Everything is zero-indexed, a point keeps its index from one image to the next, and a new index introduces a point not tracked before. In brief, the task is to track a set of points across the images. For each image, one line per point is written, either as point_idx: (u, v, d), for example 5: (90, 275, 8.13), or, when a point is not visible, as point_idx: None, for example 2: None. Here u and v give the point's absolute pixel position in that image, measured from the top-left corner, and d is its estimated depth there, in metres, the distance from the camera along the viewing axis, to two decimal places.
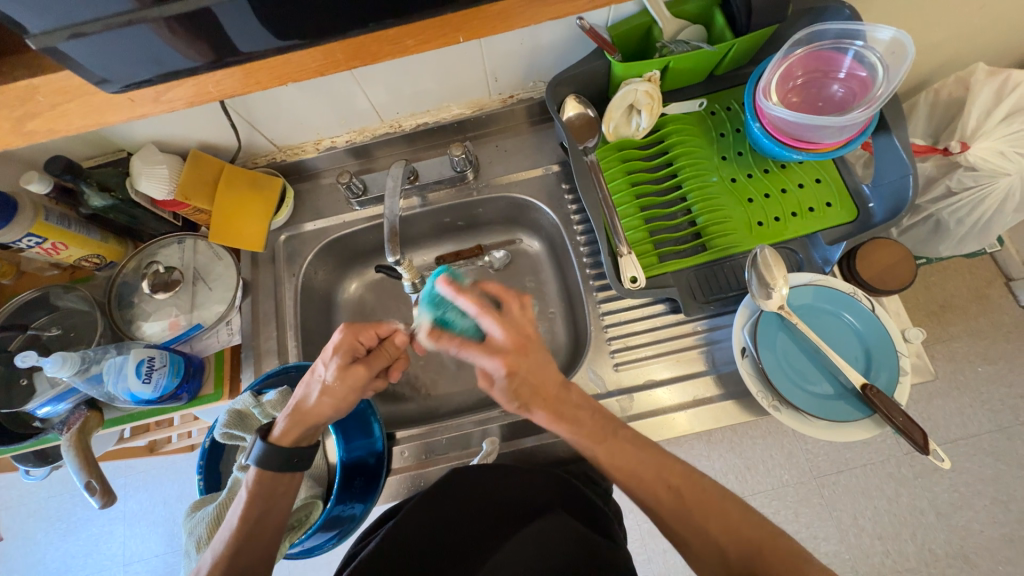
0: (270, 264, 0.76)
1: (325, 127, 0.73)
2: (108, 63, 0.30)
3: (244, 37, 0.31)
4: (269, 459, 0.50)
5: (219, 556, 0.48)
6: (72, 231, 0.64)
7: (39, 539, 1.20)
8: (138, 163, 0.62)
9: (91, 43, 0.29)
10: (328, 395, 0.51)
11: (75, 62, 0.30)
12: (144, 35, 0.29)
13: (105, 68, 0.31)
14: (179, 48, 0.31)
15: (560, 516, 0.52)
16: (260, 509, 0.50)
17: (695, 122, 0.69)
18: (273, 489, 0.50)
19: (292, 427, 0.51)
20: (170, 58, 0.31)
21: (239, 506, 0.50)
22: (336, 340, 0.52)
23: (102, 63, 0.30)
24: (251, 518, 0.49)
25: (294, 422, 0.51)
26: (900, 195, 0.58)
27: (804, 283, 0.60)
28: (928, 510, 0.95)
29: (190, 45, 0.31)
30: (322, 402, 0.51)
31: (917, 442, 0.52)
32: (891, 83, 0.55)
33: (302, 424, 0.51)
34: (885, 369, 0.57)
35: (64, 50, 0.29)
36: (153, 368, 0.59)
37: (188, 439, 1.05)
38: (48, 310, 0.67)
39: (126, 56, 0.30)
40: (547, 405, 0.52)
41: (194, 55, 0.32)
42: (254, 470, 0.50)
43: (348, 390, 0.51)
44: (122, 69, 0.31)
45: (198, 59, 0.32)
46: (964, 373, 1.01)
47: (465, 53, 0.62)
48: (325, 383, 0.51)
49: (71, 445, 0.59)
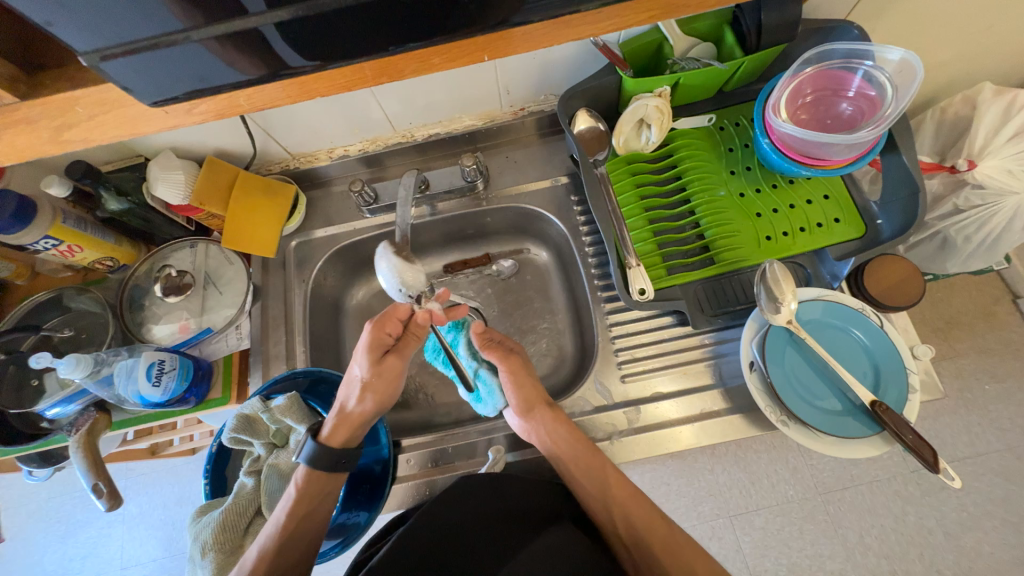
0: (281, 270, 0.76)
1: (338, 136, 0.74)
2: (146, 82, 0.31)
3: (281, 55, 0.32)
4: (319, 458, 0.53)
5: (265, 552, 0.50)
6: (88, 234, 0.65)
7: (37, 540, 1.19)
8: (155, 169, 0.63)
9: (138, 56, 0.29)
10: (372, 389, 0.55)
11: (117, 74, 0.30)
12: (180, 54, 0.30)
13: (141, 86, 0.32)
14: (216, 64, 0.32)
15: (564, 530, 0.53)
16: (304, 509, 0.52)
17: (703, 137, 0.70)
18: (319, 488, 0.53)
19: (344, 429, 0.55)
20: (209, 71, 0.32)
21: (285, 504, 0.52)
22: (366, 340, 0.55)
23: (138, 82, 0.31)
24: (297, 514, 0.52)
25: (344, 424, 0.55)
26: (909, 211, 0.59)
27: (813, 298, 0.61)
28: (935, 530, 0.94)
29: (224, 60, 0.32)
30: (367, 397, 0.54)
31: (926, 460, 0.52)
32: (900, 102, 0.56)
33: (353, 426, 0.55)
34: (894, 386, 0.56)
35: (102, 69, 0.30)
36: (162, 371, 0.60)
37: (190, 441, 1.05)
38: (60, 311, 0.68)
39: (161, 77, 0.31)
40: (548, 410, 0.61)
41: (232, 70, 0.33)
42: (304, 468, 0.53)
43: (388, 380, 0.55)
44: (158, 89, 0.32)
45: (230, 76, 0.33)
46: (972, 391, 1.01)
47: (479, 67, 0.64)
48: (363, 380, 0.54)
49: (79, 447, 0.59)
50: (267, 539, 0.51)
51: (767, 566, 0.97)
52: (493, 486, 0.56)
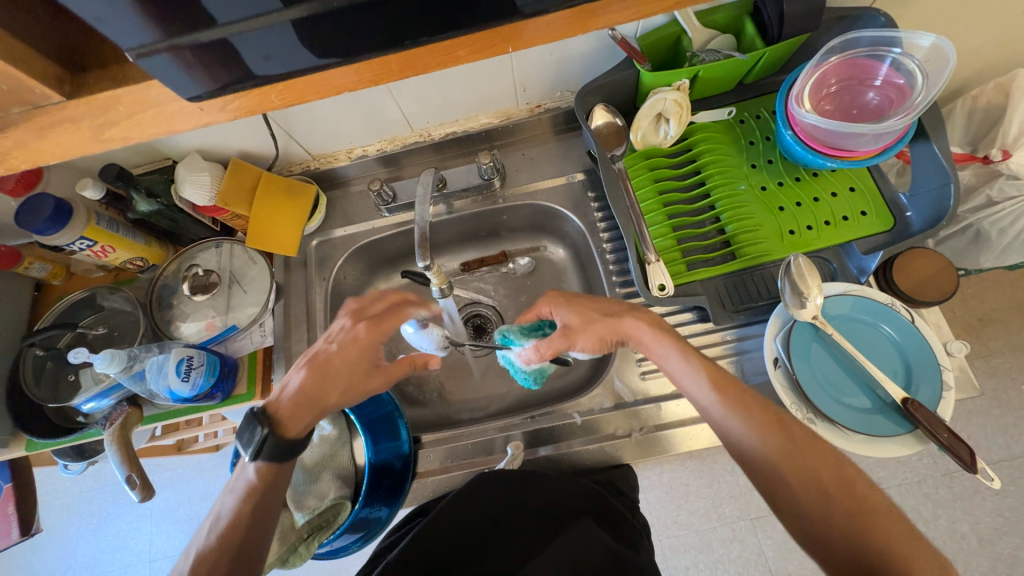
0: (302, 269, 0.78)
1: (357, 137, 0.75)
2: (180, 80, 0.33)
3: (310, 51, 0.33)
4: (277, 450, 0.50)
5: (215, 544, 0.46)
6: (120, 235, 0.67)
7: (71, 532, 1.24)
8: (183, 171, 0.66)
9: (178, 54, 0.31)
10: (342, 383, 0.55)
11: (157, 72, 0.32)
12: (215, 50, 0.32)
13: (175, 84, 0.33)
14: (247, 59, 0.33)
15: (588, 526, 0.52)
16: (261, 495, 0.49)
17: (723, 130, 0.69)
18: (276, 479, 0.50)
19: (302, 411, 0.53)
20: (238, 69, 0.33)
21: (233, 496, 0.49)
22: (359, 332, 0.58)
23: (172, 80, 0.32)
24: (250, 503, 0.48)
25: (306, 412, 0.53)
26: (940, 203, 0.57)
27: (840, 293, 0.59)
28: (969, 535, 0.91)
29: (252, 60, 0.33)
30: (336, 391, 0.55)
31: (963, 460, 0.50)
32: (930, 90, 0.54)
33: (315, 416, 0.54)
34: (926, 383, 0.55)
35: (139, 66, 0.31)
36: (191, 367, 0.62)
37: (215, 438, 1.08)
38: (94, 310, 0.70)
39: (198, 75, 0.33)
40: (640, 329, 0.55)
41: (261, 67, 0.34)
42: (260, 461, 0.50)
43: (361, 383, 0.56)
44: (192, 87, 0.33)
45: (258, 74, 0.34)
46: (1007, 391, 0.97)
47: (497, 63, 0.64)
48: (332, 370, 0.55)
49: (113, 440, 0.61)
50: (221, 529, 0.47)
51: (790, 570, 0.95)
52: (517, 481, 0.55)
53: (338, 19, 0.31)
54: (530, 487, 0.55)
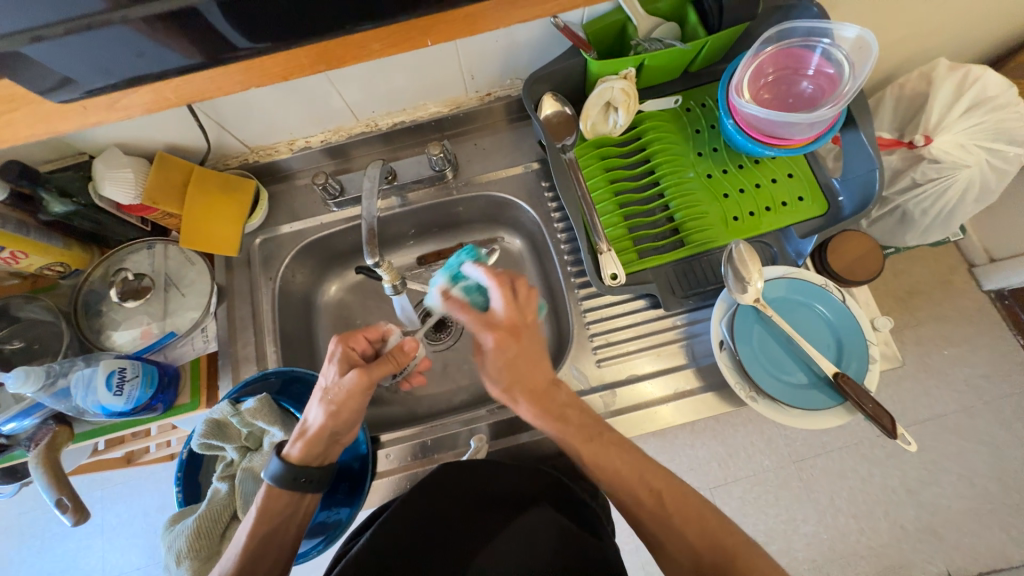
0: (245, 268, 0.74)
1: (298, 127, 0.71)
2: (55, 76, 0.29)
3: (207, 41, 0.30)
4: (278, 477, 0.51)
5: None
6: (32, 239, 0.61)
7: (12, 556, 1.15)
8: (101, 167, 0.60)
9: (46, 49, 0.27)
10: (329, 406, 0.51)
11: (25, 67, 0.28)
12: (121, 34, 0.28)
13: (57, 79, 0.30)
14: (131, 53, 0.29)
15: (545, 510, 0.53)
16: (270, 524, 0.50)
17: (671, 119, 0.70)
18: (281, 505, 0.51)
19: (302, 443, 0.52)
20: (126, 64, 0.30)
21: (247, 523, 0.50)
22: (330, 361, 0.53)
23: (42, 73, 0.29)
24: (258, 534, 0.49)
25: (306, 442, 0.52)
26: (867, 188, 0.60)
27: (778, 276, 0.62)
28: (899, 488, 1.00)
29: (173, 50, 0.30)
30: (324, 417, 0.51)
31: (885, 427, 0.54)
32: (857, 79, 0.57)
33: (317, 443, 0.52)
34: (856, 357, 0.59)
35: (28, 55, 0.27)
36: (124, 380, 0.57)
37: (167, 448, 1.02)
38: (9, 322, 0.64)
39: (102, 60, 0.29)
40: (531, 395, 0.56)
41: (151, 62, 0.30)
42: (267, 485, 0.51)
43: (347, 401, 0.51)
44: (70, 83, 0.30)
45: (174, 63, 0.31)
46: (931, 356, 1.06)
47: (441, 50, 0.62)
48: (322, 396, 0.52)
49: (39, 462, 0.57)
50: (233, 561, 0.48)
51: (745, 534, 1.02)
52: (477, 471, 0.55)
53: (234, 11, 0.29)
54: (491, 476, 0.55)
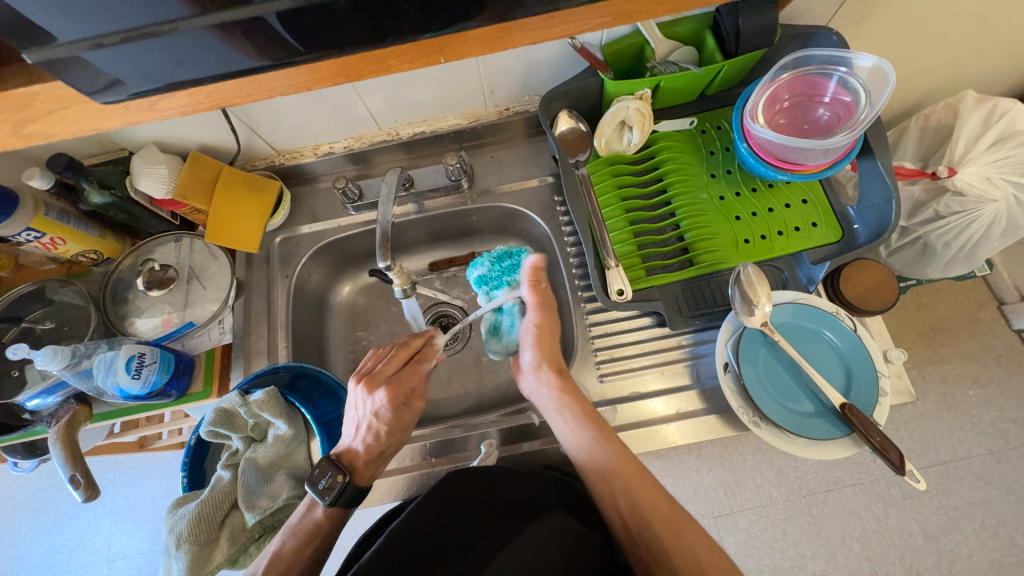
0: (264, 265, 0.77)
1: (323, 133, 0.74)
2: (99, 80, 0.32)
3: (235, 56, 0.32)
4: (351, 499, 0.56)
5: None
6: (70, 227, 0.65)
7: (24, 532, 1.19)
8: (138, 163, 0.64)
9: (92, 56, 0.30)
10: (402, 432, 0.59)
11: (75, 72, 0.31)
12: (165, 44, 0.30)
13: (100, 84, 0.32)
14: (167, 64, 0.32)
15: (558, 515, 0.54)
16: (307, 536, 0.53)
17: (685, 140, 0.70)
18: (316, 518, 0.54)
19: (371, 465, 0.58)
20: (164, 72, 0.33)
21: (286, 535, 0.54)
22: (387, 399, 0.56)
23: (86, 77, 0.31)
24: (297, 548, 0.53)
25: (376, 465, 0.59)
26: (883, 217, 0.59)
27: (786, 301, 0.61)
28: (917, 532, 0.95)
29: (209, 62, 0.33)
30: (398, 441, 0.59)
31: (893, 462, 0.52)
32: (873, 107, 0.57)
33: (381, 463, 0.59)
34: (865, 388, 0.57)
35: (75, 63, 0.30)
36: (142, 364, 0.60)
37: (179, 436, 1.05)
38: (43, 304, 0.68)
39: (143, 66, 0.32)
40: (559, 373, 0.61)
41: (184, 70, 0.33)
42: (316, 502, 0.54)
43: (412, 421, 0.61)
44: (114, 88, 0.33)
45: (211, 71, 0.33)
46: (955, 396, 1.02)
47: (463, 66, 0.64)
48: (388, 429, 0.58)
49: (57, 438, 0.59)
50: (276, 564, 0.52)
51: (749, 567, 0.98)
52: (481, 479, 0.55)
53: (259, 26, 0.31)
54: (504, 482, 0.56)
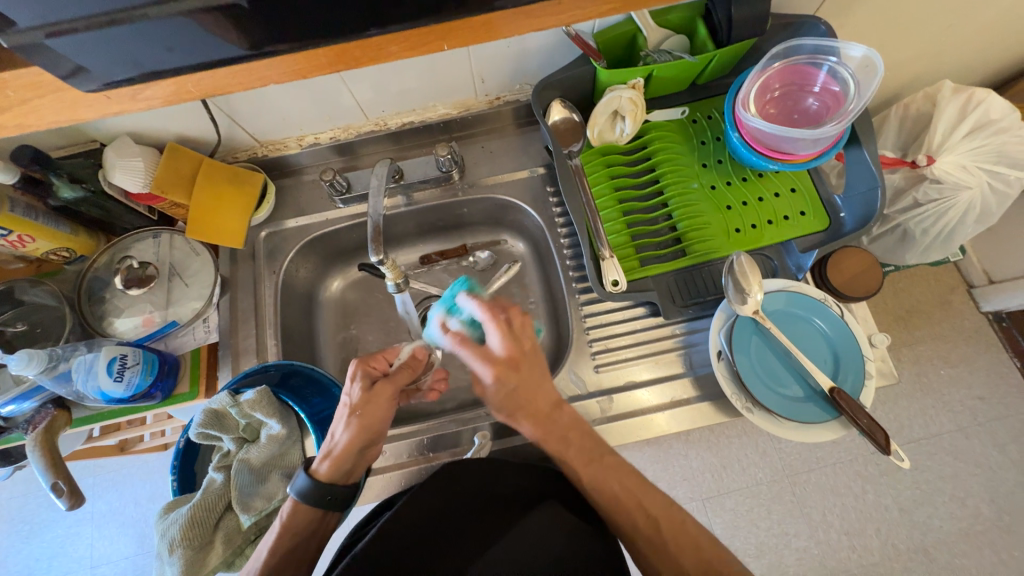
0: (249, 261, 0.74)
1: (307, 124, 0.72)
2: (72, 65, 0.30)
3: (223, 43, 0.31)
4: (308, 493, 0.51)
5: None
6: (40, 223, 0.61)
7: (0, 541, 1.15)
8: (112, 156, 0.61)
9: (70, 43, 0.28)
10: (363, 414, 0.52)
11: (47, 58, 0.29)
12: (148, 28, 0.28)
13: (70, 72, 0.30)
14: (149, 51, 0.30)
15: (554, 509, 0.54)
16: (291, 540, 0.51)
17: (677, 129, 0.71)
18: (307, 522, 0.51)
19: (335, 458, 0.52)
20: (146, 59, 0.31)
21: (271, 538, 0.51)
22: (352, 369, 0.55)
23: (62, 64, 0.29)
24: (280, 551, 0.50)
25: (341, 459, 0.52)
26: (869, 206, 0.61)
27: (777, 289, 0.63)
28: (892, 506, 1.00)
29: (194, 49, 0.31)
30: (357, 426, 0.52)
31: (878, 442, 0.54)
32: (862, 98, 0.57)
33: (349, 460, 0.53)
34: (851, 372, 0.59)
35: (52, 47, 0.28)
36: (125, 366, 0.58)
37: (162, 437, 1.02)
38: (11, 305, 0.64)
39: (125, 54, 0.30)
40: (535, 419, 0.57)
41: (168, 57, 0.31)
42: (294, 499, 0.51)
43: (380, 407, 0.53)
44: (90, 76, 0.31)
45: (199, 58, 0.32)
46: (928, 376, 1.06)
47: (453, 55, 0.63)
48: (350, 408, 0.53)
49: (37, 445, 0.57)
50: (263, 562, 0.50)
51: (736, 546, 1.02)
52: (476, 473, 0.55)
53: (249, 12, 0.29)
54: (499, 472, 0.56)
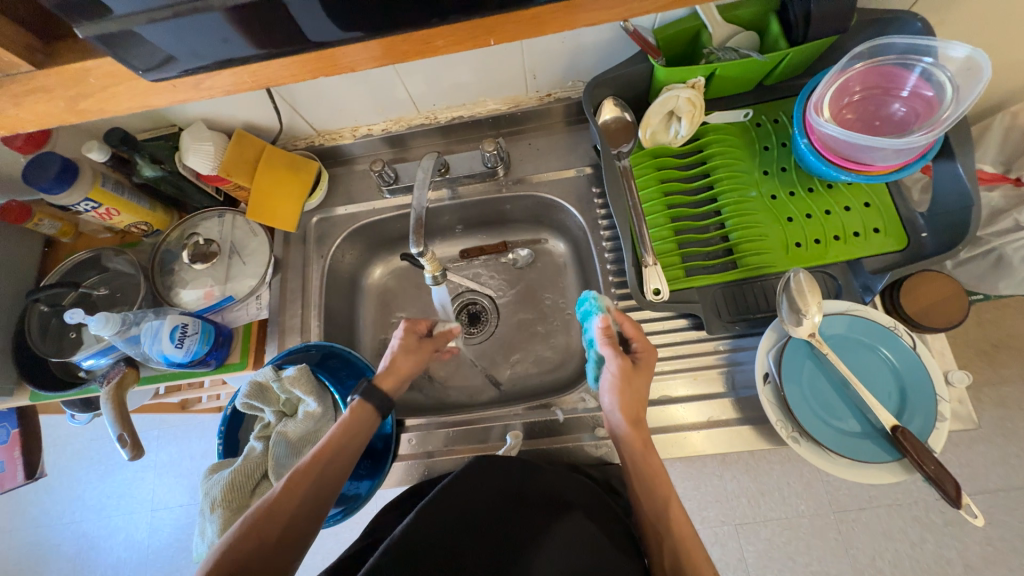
0: (301, 244, 0.78)
1: (362, 115, 0.74)
2: (141, 57, 0.32)
3: (271, 35, 0.32)
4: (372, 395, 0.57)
5: (244, 539, 0.47)
6: (125, 199, 0.68)
7: (79, 477, 1.30)
8: (187, 139, 0.66)
9: (134, 37, 0.30)
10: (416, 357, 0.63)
11: (117, 50, 0.31)
12: (210, 22, 0.30)
13: (137, 61, 0.32)
14: (206, 43, 0.32)
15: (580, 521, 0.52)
16: (292, 503, 0.49)
17: (738, 133, 0.66)
18: (305, 490, 0.50)
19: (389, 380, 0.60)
20: (205, 52, 0.32)
21: (263, 500, 0.50)
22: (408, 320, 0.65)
23: (133, 58, 0.32)
24: (269, 512, 0.49)
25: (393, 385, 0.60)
26: (959, 226, 0.54)
27: (838, 311, 0.57)
28: (957, 562, 0.90)
29: (248, 41, 0.32)
30: (411, 364, 0.62)
31: (948, 494, 0.48)
32: (961, 104, 0.51)
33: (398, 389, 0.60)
34: (920, 411, 0.53)
35: (121, 41, 0.30)
36: (185, 334, 0.63)
37: (217, 401, 1.11)
38: (99, 271, 0.72)
39: (189, 45, 0.31)
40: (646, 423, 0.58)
41: (223, 49, 0.32)
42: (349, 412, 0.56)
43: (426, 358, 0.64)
44: (154, 66, 0.33)
45: (256, 50, 0.33)
46: (1015, 422, 0.94)
47: (507, 48, 0.62)
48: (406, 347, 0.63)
49: (109, 399, 0.63)
50: (248, 525, 0.48)
51: None
52: (511, 469, 0.55)
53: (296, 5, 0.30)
54: (528, 474, 0.55)
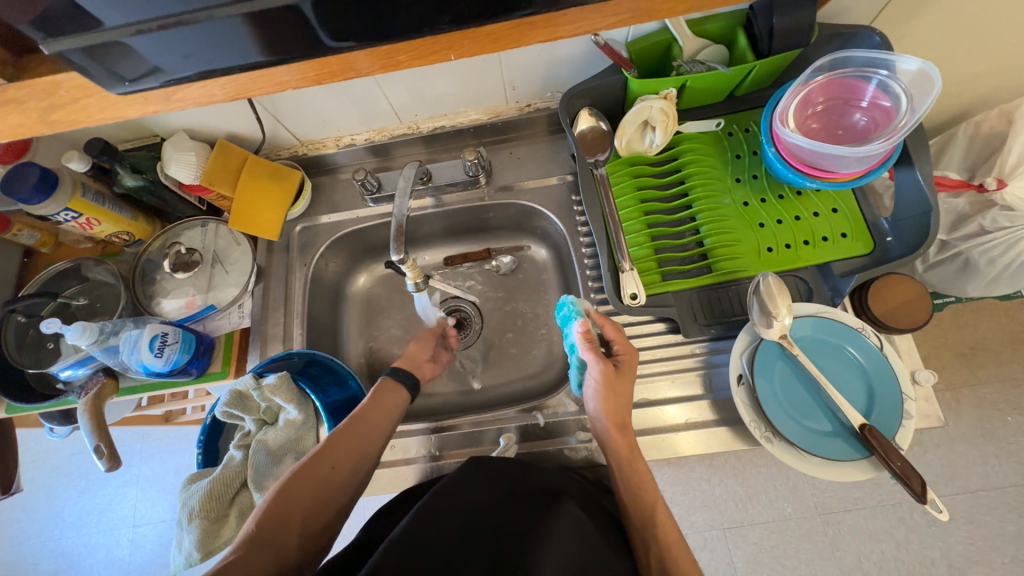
0: (284, 252, 0.78)
1: (345, 125, 0.75)
2: (108, 71, 0.33)
3: (237, 50, 0.33)
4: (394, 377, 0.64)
5: (248, 550, 0.46)
6: (105, 208, 0.68)
7: (59, 493, 1.27)
8: (169, 150, 0.66)
9: (99, 52, 0.31)
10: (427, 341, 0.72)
11: (82, 65, 0.31)
12: (176, 37, 0.31)
13: (103, 75, 0.33)
14: (173, 58, 0.33)
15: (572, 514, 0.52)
16: (292, 510, 0.50)
17: (710, 142, 0.68)
18: (298, 496, 0.51)
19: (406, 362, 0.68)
20: (170, 66, 0.33)
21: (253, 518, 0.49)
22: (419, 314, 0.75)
23: (101, 71, 0.33)
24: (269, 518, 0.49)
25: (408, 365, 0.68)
26: (920, 229, 0.56)
27: (807, 313, 0.59)
28: (940, 561, 0.91)
29: (214, 56, 0.33)
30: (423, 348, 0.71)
31: (914, 490, 0.49)
32: (915, 113, 0.53)
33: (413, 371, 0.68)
34: (887, 410, 0.55)
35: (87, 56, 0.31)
36: (165, 344, 0.62)
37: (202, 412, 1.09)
38: (79, 281, 0.72)
39: (155, 59, 0.32)
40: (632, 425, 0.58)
41: (190, 63, 0.33)
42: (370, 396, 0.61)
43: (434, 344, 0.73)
44: (122, 80, 0.34)
45: (224, 63, 0.34)
46: (991, 422, 0.96)
47: (485, 61, 0.64)
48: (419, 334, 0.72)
49: (86, 409, 0.62)
50: (248, 536, 0.47)
51: None
52: (501, 471, 0.55)
53: (260, 21, 0.31)
54: (519, 476, 0.55)
